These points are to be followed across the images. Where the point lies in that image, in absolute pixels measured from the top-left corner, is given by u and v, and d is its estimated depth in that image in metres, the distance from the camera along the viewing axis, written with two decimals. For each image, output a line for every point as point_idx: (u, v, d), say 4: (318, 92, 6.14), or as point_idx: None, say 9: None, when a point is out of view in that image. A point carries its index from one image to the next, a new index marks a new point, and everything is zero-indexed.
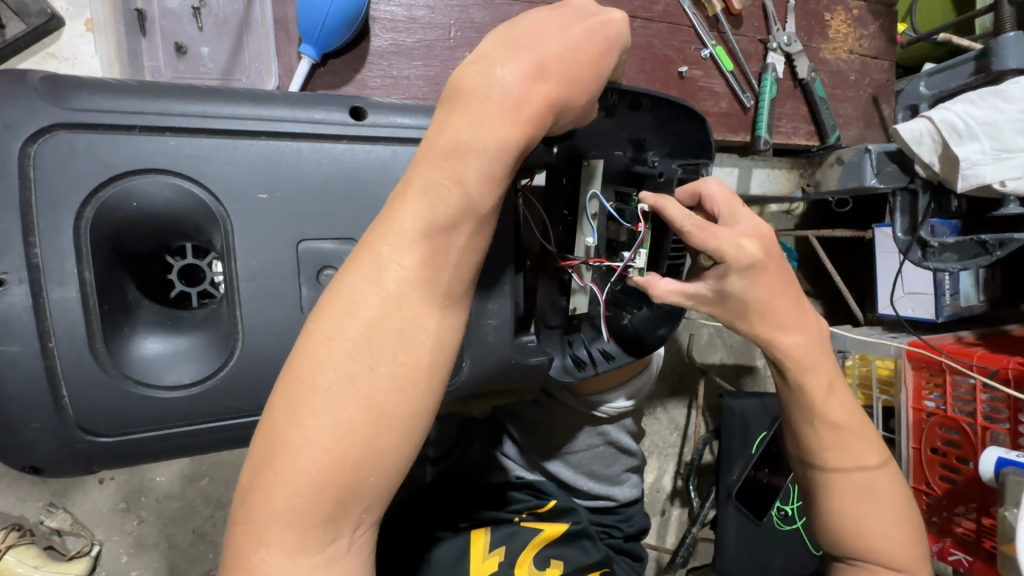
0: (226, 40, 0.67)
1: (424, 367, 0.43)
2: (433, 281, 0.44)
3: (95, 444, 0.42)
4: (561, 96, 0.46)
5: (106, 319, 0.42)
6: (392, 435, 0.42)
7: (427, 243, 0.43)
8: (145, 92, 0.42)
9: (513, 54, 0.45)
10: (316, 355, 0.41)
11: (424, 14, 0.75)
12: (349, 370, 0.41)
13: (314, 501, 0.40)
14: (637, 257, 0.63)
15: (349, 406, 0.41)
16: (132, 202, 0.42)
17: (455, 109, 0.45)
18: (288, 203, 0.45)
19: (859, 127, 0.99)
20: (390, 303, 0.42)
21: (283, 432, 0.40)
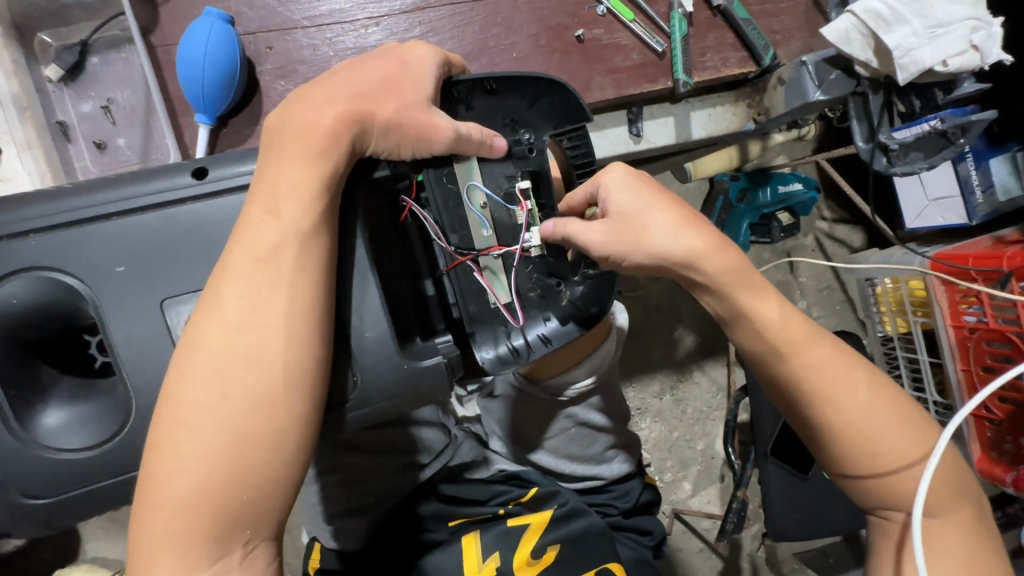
0: (138, 128, 0.74)
1: (274, 385, 0.51)
2: (269, 308, 0.52)
3: (31, 505, 0.53)
4: (354, 110, 0.56)
5: (17, 400, 0.54)
6: (254, 450, 0.50)
7: (257, 280, 0.52)
8: (7, 207, 0.53)
9: (318, 99, 0.56)
10: (174, 392, 0.50)
11: (308, 53, 0.78)
12: (201, 401, 0.50)
13: (193, 517, 0.49)
14: (533, 237, 0.68)
15: (207, 431, 0.50)
16: (13, 299, 0.53)
17: (272, 158, 0.56)
18: (142, 271, 0.54)
19: (803, 38, 0.89)
20: (233, 338, 0.51)
21: (155, 463, 0.49)
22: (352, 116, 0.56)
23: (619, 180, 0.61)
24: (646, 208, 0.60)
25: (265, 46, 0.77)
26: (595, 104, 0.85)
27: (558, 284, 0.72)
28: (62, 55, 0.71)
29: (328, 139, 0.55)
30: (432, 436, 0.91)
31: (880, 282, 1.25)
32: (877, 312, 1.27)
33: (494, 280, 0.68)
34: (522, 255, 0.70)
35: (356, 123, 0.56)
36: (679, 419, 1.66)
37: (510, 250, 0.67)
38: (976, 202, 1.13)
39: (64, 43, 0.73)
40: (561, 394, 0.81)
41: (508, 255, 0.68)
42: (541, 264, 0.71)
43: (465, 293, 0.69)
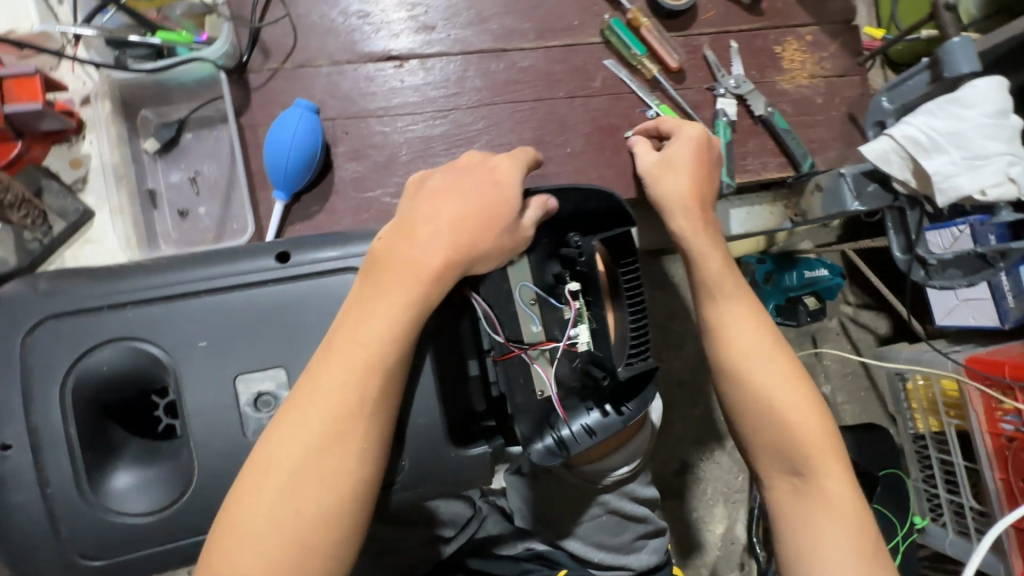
0: (218, 199, 0.81)
1: (346, 506, 0.46)
2: (350, 430, 0.46)
3: (90, 567, 0.49)
4: (460, 251, 0.51)
5: (90, 466, 0.50)
6: (321, 566, 0.45)
7: (342, 401, 0.47)
8: (105, 276, 0.52)
9: (425, 228, 0.51)
10: (242, 501, 0.45)
11: (379, 139, 0.85)
12: (275, 517, 0.44)
13: None
14: (579, 333, 0.70)
15: (275, 542, 0.44)
16: (103, 365, 0.51)
17: (378, 276, 0.50)
18: (225, 345, 0.52)
19: (838, 148, 0.95)
20: (311, 455, 0.46)
21: (216, 568, 0.44)
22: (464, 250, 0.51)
23: (691, 139, 0.76)
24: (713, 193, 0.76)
25: (341, 131, 0.84)
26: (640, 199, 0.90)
27: (603, 378, 0.70)
28: (161, 132, 0.78)
29: (431, 278, 0.50)
30: (455, 509, 0.92)
31: (911, 377, 1.25)
32: (908, 408, 1.27)
33: (539, 373, 0.68)
34: (568, 348, 0.70)
35: (461, 266, 0.52)
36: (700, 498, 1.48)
37: (556, 345, 0.68)
38: (1009, 308, 1.12)
39: (165, 119, 0.80)
40: (597, 479, 0.81)
41: (554, 351, 0.69)
42: (589, 359, 0.71)
43: (518, 384, 0.68)
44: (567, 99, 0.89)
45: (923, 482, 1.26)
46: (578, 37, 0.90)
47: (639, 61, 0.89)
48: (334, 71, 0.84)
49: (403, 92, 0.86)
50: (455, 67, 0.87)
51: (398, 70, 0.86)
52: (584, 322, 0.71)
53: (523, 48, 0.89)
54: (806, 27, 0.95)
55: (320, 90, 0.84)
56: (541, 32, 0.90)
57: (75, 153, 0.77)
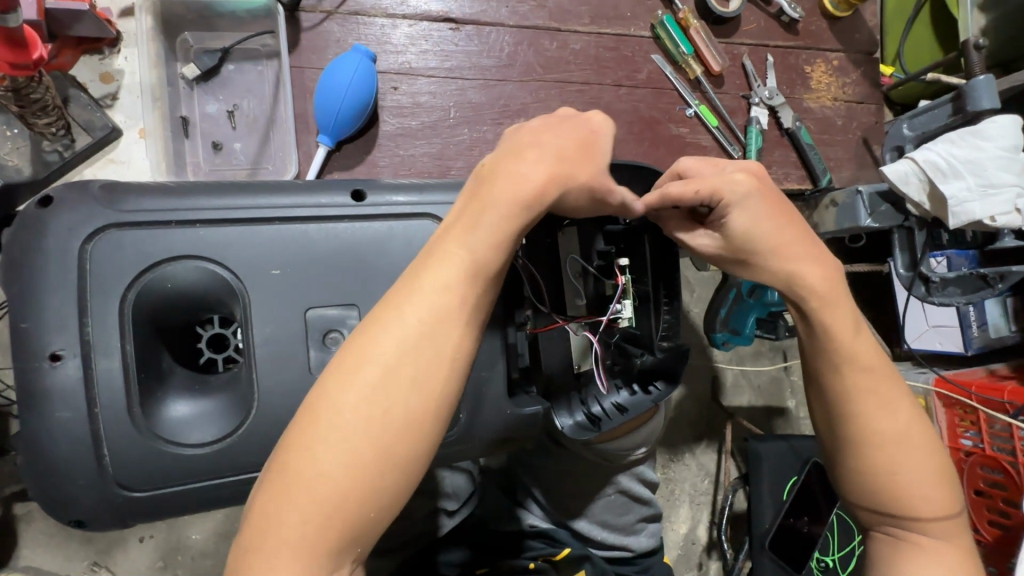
0: (255, 136, 0.77)
1: (433, 412, 0.44)
2: (447, 337, 0.45)
3: (129, 498, 0.47)
4: (563, 176, 0.49)
5: (142, 387, 0.48)
6: (396, 474, 0.42)
7: (442, 303, 0.45)
8: (178, 192, 0.50)
9: (531, 154, 0.49)
10: (332, 393, 0.42)
11: (426, 99, 0.83)
12: (361, 415, 0.42)
13: (318, 537, 0.40)
14: (623, 309, 0.69)
15: (359, 439, 0.41)
16: (167, 283, 0.49)
17: (482, 189, 0.48)
18: (298, 275, 0.52)
19: (851, 169, 1.01)
20: (405, 354, 0.44)
21: (297, 464, 0.41)
22: (558, 184, 0.49)
23: (753, 200, 0.50)
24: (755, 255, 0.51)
25: (391, 86, 0.82)
26: None
27: (637, 355, 0.70)
28: (203, 59, 0.74)
29: (536, 198, 0.48)
30: (459, 481, 0.88)
31: None
32: None
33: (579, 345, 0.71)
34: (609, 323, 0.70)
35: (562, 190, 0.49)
36: (667, 499, 1.44)
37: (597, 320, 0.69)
38: (972, 336, 1.22)
39: (205, 46, 0.76)
40: (609, 458, 0.82)
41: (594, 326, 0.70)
42: (625, 336, 0.72)
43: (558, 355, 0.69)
44: (614, 87, 0.91)
45: None
46: (629, 28, 0.92)
47: (685, 60, 0.92)
48: (389, 24, 0.82)
49: (456, 56, 0.85)
50: (509, 39, 0.87)
51: (453, 33, 0.85)
52: (629, 299, 0.69)
53: (577, 30, 0.90)
54: (834, 53, 1.01)
55: (374, 40, 0.82)
56: (595, 18, 0.91)
57: (107, 67, 0.71)
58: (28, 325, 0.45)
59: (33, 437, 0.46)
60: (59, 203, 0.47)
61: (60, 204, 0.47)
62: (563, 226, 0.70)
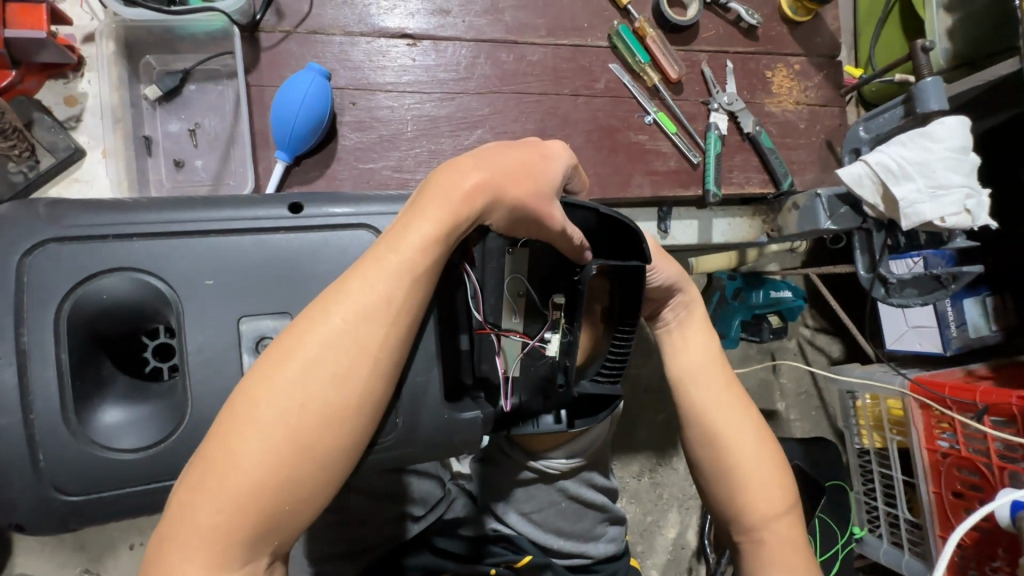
0: (217, 152, 0.79)
1: (352, 407, 0.46)
2: (370, 335, 0.47)
3: (64, 502, 0.49)
4: (495, 183, 0.52)
5: (78, 394, 0.50)
6: (312, 466, 0.44)
7: (366, 303, 0.47)
8: (115, 207, 0.52)
9: (467, 164, 0.53)
10: (257, 385, 0.44)
11: (385, 113, 0.86)
12: (281, 407, 0.44)
13: (234, 524, 0.42)
14: (551, 341, 0.68)
15: (275, 435, 0.43)
16: (103, 294, 0.52)
17: (419, 196, 0.51)
18: (233, 286, 0.54)
19: (815, 171, 1.02)
20: (326, 353, 0.45)
21: (218, 455, 0.43)
22: (488, 189, 0.52)
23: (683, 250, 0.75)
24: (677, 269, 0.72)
25: (349, 101, 0.84)
26: (631, 199, 0.94)
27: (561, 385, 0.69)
28: (164, 80, 0.76)
29: (466, 201, 0.51)
30: (427, 487, 0.91)
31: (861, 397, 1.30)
32: (855, 424, 1.31)
33: (506, 357, 0.69)
34: (539, 348, 0.69)
35: (493, 197, 0.52)
36: (655, 503, 1.45)
37: (527, 343, 0.68)
38: (951, 335, 1.18)
39: (167, 68, 0.79)
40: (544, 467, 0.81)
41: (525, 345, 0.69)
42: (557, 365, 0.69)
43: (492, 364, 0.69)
44: (572, 97, 0.93)
45: (863, 495, 1.33)
46: (586, 39, 0.94)
47: (642, 68, 0.94)
48: (347, 41, 0.85)
49: (413, 71, 0.87)
50: (466, 53, 0.89)
51: (411, 48, 0.87)
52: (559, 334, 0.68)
53: (534, 42, 0.92)
54: (795, 57, 1.02)
55: (332, 57, 0.84)
56: (552, 30, 0.93)
57: (71, 90, 0.74)
58: None
59: None
60: (1, 221, 0.50)
61: (1, 221, 0.50)
62: (517, 244, 0.69)
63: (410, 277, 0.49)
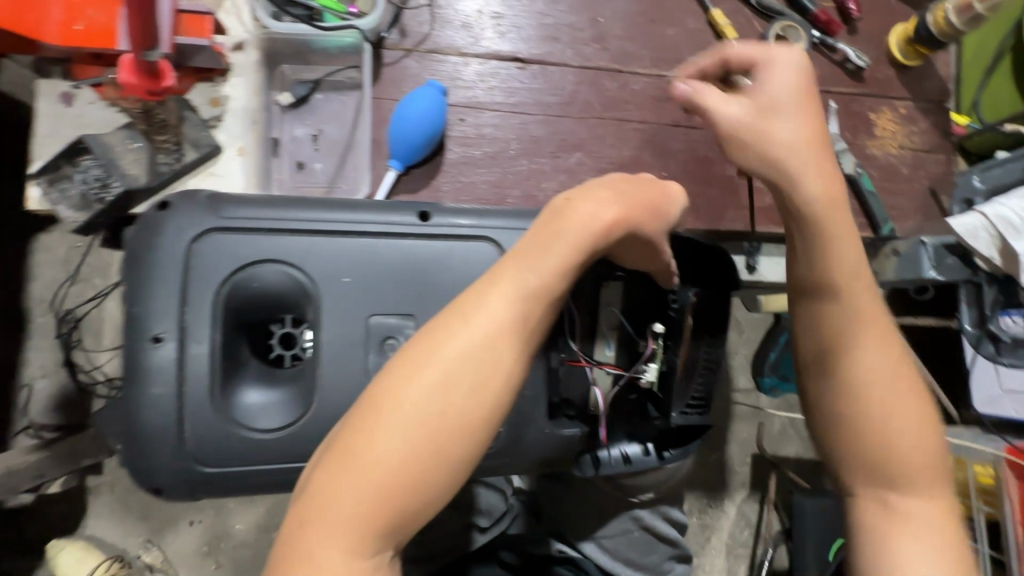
0: (334, 158, 0.85)
1: (482, 418, 0.47)
2: (504, 348, 0.49)
3: (202, 471, 0.54)
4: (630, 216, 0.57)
5: (223, 373, 0.55)
6: (442, 470, 0.46)
7: (503, 319, 0.49)
8: (269, 205, 0.57)
9: (604, 196, 0.57)
10: (396, 385, 0.46)
11: (490, 131, 0.89)
12: (419, 408, 0.46)
13: (367, 516, 0.44)
14: (647, 370, 0.70)
15: (414, 435, 0.45)
16: (252, 283, 0.56)
17: (554, 221, 0.54)
18: (365, 284, 0.58)
19: (916, 219, 0.98)
20: (464, 362, 0.47)
21: (357, 446, 0.45)
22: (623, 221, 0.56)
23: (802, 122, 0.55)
24: (827, 235, 0.55)
25: (457, 117, 0.88)
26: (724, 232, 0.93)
27: (654, 416, 0.72)
28: (297, 87, 0.83)
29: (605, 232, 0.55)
30: (493, 499, 0.92)
31: None
32: None
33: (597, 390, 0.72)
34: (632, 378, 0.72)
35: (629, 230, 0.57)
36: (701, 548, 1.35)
37: (620, 372, 0.71)
38: None
39: (300, 77, 0.85)
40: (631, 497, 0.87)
41: (621, 377, 0.73)
42: (648, 397, 0.73)
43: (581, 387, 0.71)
44: (670, 127, 0.94)
45: None
46: None
47: None
48: (461, 61, 0.89)
49: (520, 92, 0.90)
50: (571, 78, 0.92)
51: (520, 71, 0.91)
52: (655, 364, 0.71)
53: (637, 72, 0.94)
54: (902, 101, 1.00)
55: (446, 76, 0.89)
56: (656, 61, 0.95)
57: (216, 92, 0.80)
58: (139, 309, 0.53)
59: (133, 406, 0.52)
60: (171, 208, 0.55)
61: (171, 208, 0.55)
62: (617, 275, 0.71)
63: (544, 299, 0.51)
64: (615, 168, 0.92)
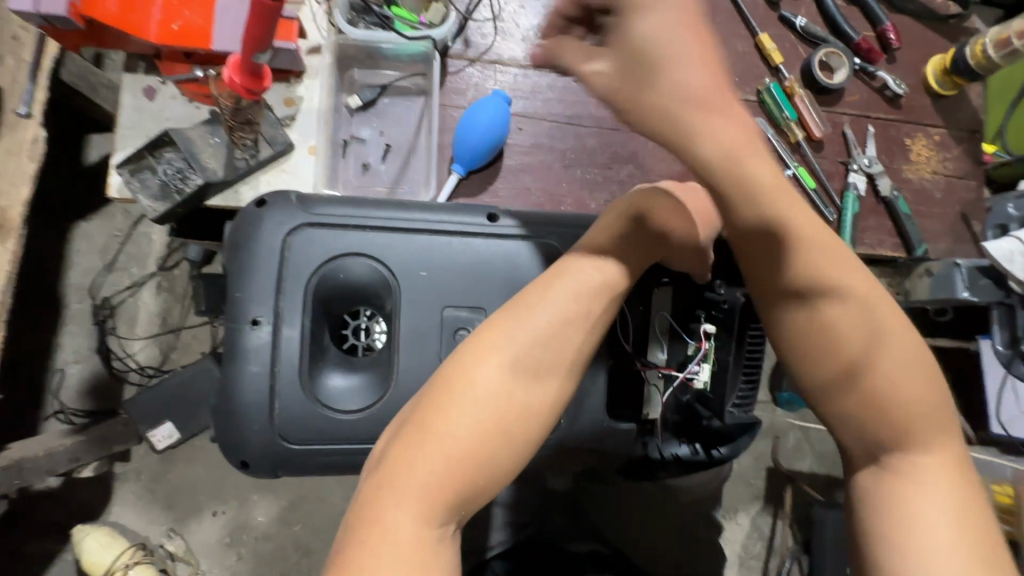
0: (398, 161, 0.88)
1: (545, 402, 0.51)
2: (570, 338, 0.53)
3: (288, 448, 0.56)
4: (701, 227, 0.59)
5: (310, 357, 0.57)
6: (510, 447, 0.49)
7: (569, 312, 0.53)
8: (354, 203, 0.60)
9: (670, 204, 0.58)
10: (472, 364, 0.50)
11: (546, 141, 0.93)
12: (489, 386, 0.49)
13: (441, 486, 0.47)
14: (699, 372, 0.71)
15: (487, 410, 0.49)
16: (339, 274, 0.59)
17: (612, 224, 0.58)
18: (441, 279, 0.60)
19: (948, 242, 1.02)
20: (534, 346, 0.51)
21: (433, 418, 0.48)
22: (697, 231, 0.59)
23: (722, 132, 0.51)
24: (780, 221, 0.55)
25: (516, 127, 0.92)
26: None
27: (705, 416, 0.72)
28: (365, 91, 0.86)
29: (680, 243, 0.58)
30: None
31: None
32: None
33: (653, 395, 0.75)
34: (686, 382, 0.73)
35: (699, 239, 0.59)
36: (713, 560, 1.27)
37: (674, 374, 0.73)
38: None
39: (368, 82, 0.89)
40: None
41: (672, 377, 0.74)
42: (696, 398, 0.72)
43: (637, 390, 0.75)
44: None
45: None
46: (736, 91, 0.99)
47: (787, 124, 0.98)
48: (520, 72, 0.93)
49: (576, 105, 0.94)
50: None
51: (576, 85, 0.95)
52: (707, 364, 0.71)
53: None
54: (936, 128, 1.04)
55: (507, 86, 0.92)
56: None
57: (291, 92, 0.84)
58: (238, 294, 0.56)
59: (231, 385, 0.56)
60: (268, 204, 0.58)
61: (268, 204, 0.58)
62: (662, 281, 0.74)
63: (607, 295, 0.55)
64: (662, 180, 0.96)
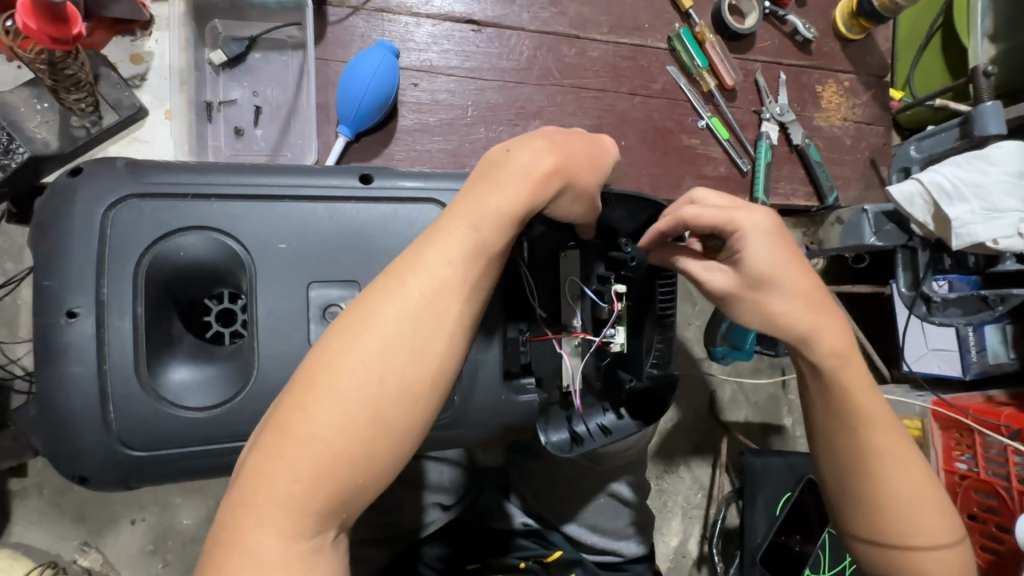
0: (277, 124, 0.78)
1: (427, 384, 0.44)
2: (448, 307, 0.46)
3: (130, 456, 0.49)
4: (567, 168, 0.52)
5: (150, 350, 0.50)
6: (389, 440, 0.43)
7: (446, 280, 0.46)
8: (195, 170, 0.52)
9: (535, 147, 0.51)
10: (335, 352, 0.43)
11: (445, 97, 0.85)
12: (357, 378, 0.43)
13: (310, 494, 0.41)
14: (616, 334, 0.68)
15: (356, 403, 0.42)
16: (180, 252, 0.51)
17: (489, 183, 0.49)
18: (304, 252, 0.53)
19: (858, 188, 1.03)
20: (409, 332, 0.44)
21: (294, 418, 0.42)
22: (562, 171, 0.51)
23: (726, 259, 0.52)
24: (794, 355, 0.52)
25: (410, 82, 0.84)
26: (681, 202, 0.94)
27: (627, 381, 0.69)
28: (231, 45, 0.75)
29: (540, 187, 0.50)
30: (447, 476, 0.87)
31: None
32: None
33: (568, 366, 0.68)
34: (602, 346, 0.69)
35: (564, 180, 0.51)
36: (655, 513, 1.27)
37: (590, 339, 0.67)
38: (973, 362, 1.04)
39: (233, 34, 0.78)
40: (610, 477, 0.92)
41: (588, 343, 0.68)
42: (617, 361, 0.70)
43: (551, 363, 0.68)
44: (629, 96, 0.93)
45: None
46: (646, 39, 0.94)
47: (699, 72, 0.94)
48: (413, 22, 0.84)
49: (476, 57, 0.87)
50: (528, 44, 0.89)
51: (475, 34, 0.87)
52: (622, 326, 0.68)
53: (596, 38, 0.92)
54: (845, 74, 1.03)
55: (397, 37, 0.84)
56: (614, 28, 0.93)
57: (137, 48, 0.73)
58: (51, 282, 0.47)
59: (51, 390, 0.47)
60: (85, 175, 0.49)
61: (86, 175, 0.49)
62: (569, 244, 0.69)
63: (485, 256, 0.48)
64: None
